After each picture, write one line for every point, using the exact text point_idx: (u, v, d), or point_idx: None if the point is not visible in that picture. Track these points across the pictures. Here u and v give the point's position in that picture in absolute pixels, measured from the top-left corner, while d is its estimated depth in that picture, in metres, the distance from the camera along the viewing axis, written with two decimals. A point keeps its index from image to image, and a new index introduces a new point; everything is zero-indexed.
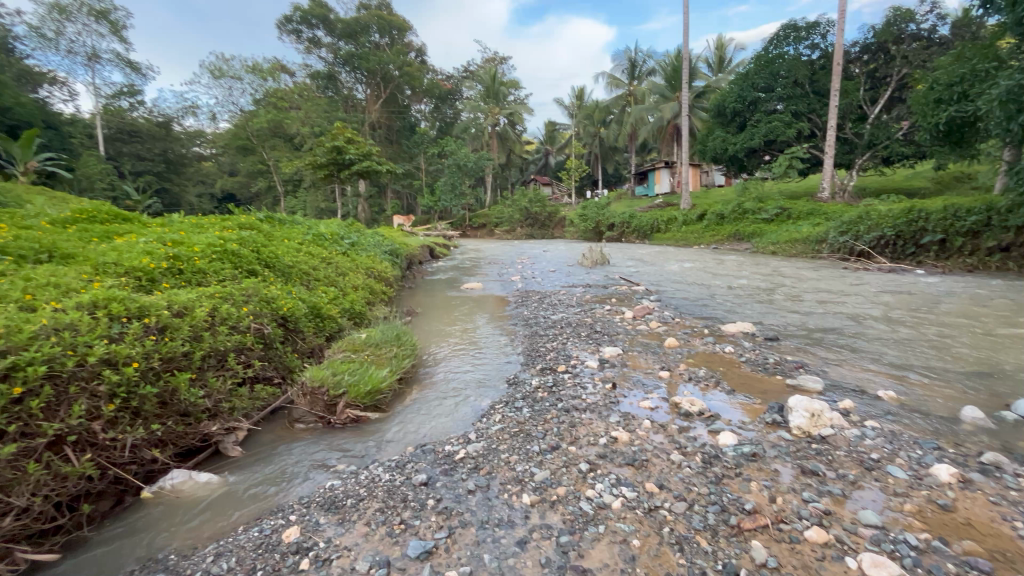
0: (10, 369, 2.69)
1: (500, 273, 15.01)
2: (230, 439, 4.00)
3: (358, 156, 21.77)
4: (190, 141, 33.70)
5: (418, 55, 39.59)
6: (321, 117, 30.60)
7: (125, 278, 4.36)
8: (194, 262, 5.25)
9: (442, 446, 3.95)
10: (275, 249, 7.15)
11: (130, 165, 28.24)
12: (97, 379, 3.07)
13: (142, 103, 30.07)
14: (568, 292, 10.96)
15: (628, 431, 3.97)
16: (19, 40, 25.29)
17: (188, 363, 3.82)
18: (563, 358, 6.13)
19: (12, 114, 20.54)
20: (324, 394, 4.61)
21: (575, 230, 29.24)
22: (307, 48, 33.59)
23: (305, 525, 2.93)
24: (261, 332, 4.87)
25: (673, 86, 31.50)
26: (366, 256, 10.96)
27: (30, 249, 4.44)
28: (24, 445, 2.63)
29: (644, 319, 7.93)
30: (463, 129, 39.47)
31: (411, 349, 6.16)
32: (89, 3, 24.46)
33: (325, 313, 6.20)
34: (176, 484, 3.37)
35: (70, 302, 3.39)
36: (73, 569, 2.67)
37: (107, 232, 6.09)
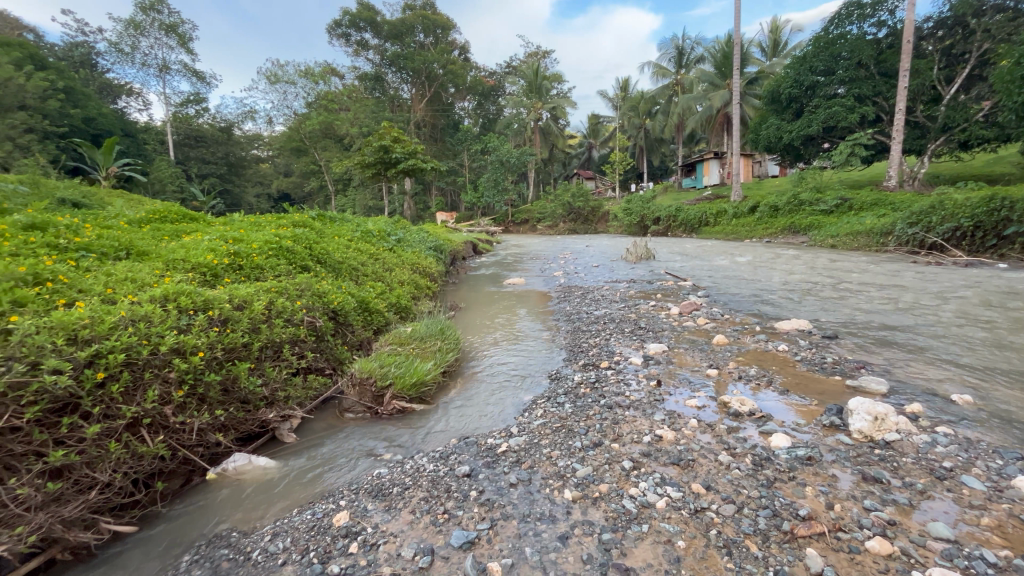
0: (96, 356, 2.96)
1: (542, 268, 14.98)
2: (285, 426, 4.23)
3: (404, 155, 22.31)
4: (249, 144, 35.67)
5: (462, 53, 40.02)
6: (368, 118, 31.54)
7: (192, 273, 4.69)
8: (252, 258, 5.57)
9: (485, 438, 3.99)
10: (326, 246, 7.46)
11: (197, 168, 30.28)
12: (168, 366, 3.32)
13: (206, 109, 31.63)
14: (612, 288, 10.78)
15: (674, 429, 3.87)
16: (101, 56, 27.53)
17: (247, 353, 4.06)
18: (606, 354, 6.04)
19: (96, 124, 22.53)
20: (372, 385, 4.77)
21: (619, 224, 28.76)
22: (356, 51, 34.65)
23: (353, 510, 3.04)
24: (313, 325, 5.10)
25: (723, 73, 30.22)
26: (412, 252, 11.24)
27: (111, 246, 4.85)
28: (107, 426, 2.89)
29: (691, 315, 7.70)
30: (506, 124, 39.60)
31: (454, 343, 6.26)
32: (160, 18, 26.23)
33: (373, 307, 6.41)
34: (237, 466, 3.59)
35: (144, 296, 3.67)
36: (148, 541, 2.92)
37: (177, 231, 6.56)
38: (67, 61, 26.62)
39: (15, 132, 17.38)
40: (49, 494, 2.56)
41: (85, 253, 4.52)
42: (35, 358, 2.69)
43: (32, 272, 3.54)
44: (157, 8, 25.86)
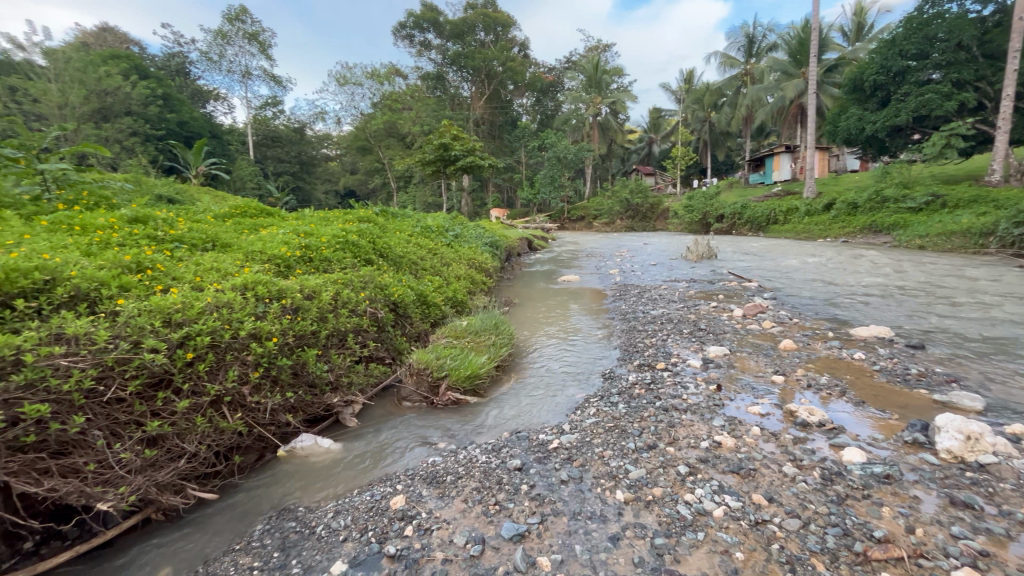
0: (186, 337, 3.26)
1: (598, 266, 14.78)
2: (348, 410, 4.45)
3: (463, 152, 22.71)
4: (319, 143, 37.73)
5: (522, 50, 40.14)
6: (429, 117, 32.37)
7: (268, 264, 5.04)
8: (321, 251, 5.90)
9: (537, 434, 4.01)
10: (389, 241, 7.78)
11: (273, 167, 32.41)
12: (246, 349, 3.60)
13: (282, 111, 33.61)
14: (670, 287, 10.45)
15: (734, 436, 3.70)
16: (193, 64, 30.03)
17: (315, 340, 4.31)
18: (662, 355, 5.88)
19: (189, 127, 24.80)
20: (428, 375, 4.94)
21: (679, 221, 27.72)
22: (419, 51, 35.63)
23: (409, 495, 3.16)
24: (375, 316, 5.34)
25: (799, 61, 28.30)
26: (468, 247, 11.45)
27: (200, 239, 5.31)
28: (194, 402, 3.18)
29: (755, 318, 7.32)
30: (564, 120, 39.26)
31: (508, 338, 6.33)
32: (244, 27, 28.19)
33: (431, 300, 6.60)
34: (305, 446, 3.83)
35: (227, 284, 4.00)
36: (225, 508, 3.18)
37: (256, 225, 7.06)
38: (165, 70, 29.28)
39: (122, 136, 19.40)
40: (146, 459, 2.87)
41: (179, 244, 4.98)
42: (137, 337, 3.01)
43: (136, 260, 3.96)
44: (242, 18, 27.86)
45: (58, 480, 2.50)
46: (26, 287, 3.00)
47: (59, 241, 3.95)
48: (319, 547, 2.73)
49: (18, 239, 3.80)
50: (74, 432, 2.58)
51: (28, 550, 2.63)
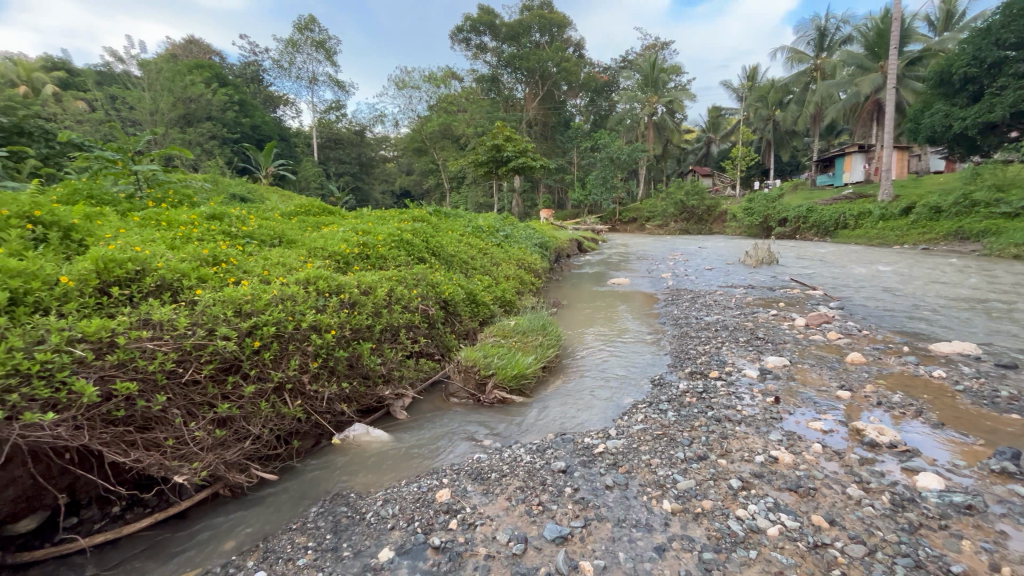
0: (254, 326, 3.48)
1: (649, 269, 14.40)
2: (399, 403, 4.60)
3: (515, 153, 22.80)
4: (377, 145, 39.19)
5: (577, 50, 39.83)
6: (483, 119, 32.84)
7: (328, 260, 5.31)
8: (378, 249, 6.13)
9: (582, 437, 3.97)
10: (442, 240, 7.96)
11: (334, 168, 33.99)
12: (307, 340, 3.80)
13: (345, 115, 35.22)
14: (726, 293, 10.04)
15: (792, 452, 3.51)
16: (266, 72, 32.02)
17: (370, 334, 4.49)
18: (715, 364, 5.66)
19: (260, 131, 26.56)
20: (476, 372, 5.02)
21: (737, 225, 26.49)
22: (475, 54, 36.14)
23: (454, 489, 3.23)
24: (426, 313, 5.48)
25: (877, 54, 26.33)
26: (518, 248, 11.54)
27: (268, 235, 5.66)
28: (259, 387, 3.39)
29: (819, 328, 6.90)
30: (618, 120, 38.57)
31: (555, 339, 6.33)
32: (312, 36, 29.73)
33: (480, 299, 6.69)
34: (357, 435, 3.99)
35: (292, 278, 4.24)
36: (283, 490, 3.37)
37: (318, 223, 7.45)
38: (242, 78, 31.45)
39: (203, 139, 21.02)
40: (217, 439, 3.09)
41: (250, 240, 5.34)
42: (211, 326, 3.25)
43: (212, 254, 4.28)
44: (310, 27, 29.41)
45: (141, 452, 2.74)
46: (120, 276, 3.32)
47: (149, 235, 4.35)
48: (368, 533, 2.84)
49: (116, 232, 4.21)
50: (157, 409, 2.84)
51: (115, 514, 2.92)
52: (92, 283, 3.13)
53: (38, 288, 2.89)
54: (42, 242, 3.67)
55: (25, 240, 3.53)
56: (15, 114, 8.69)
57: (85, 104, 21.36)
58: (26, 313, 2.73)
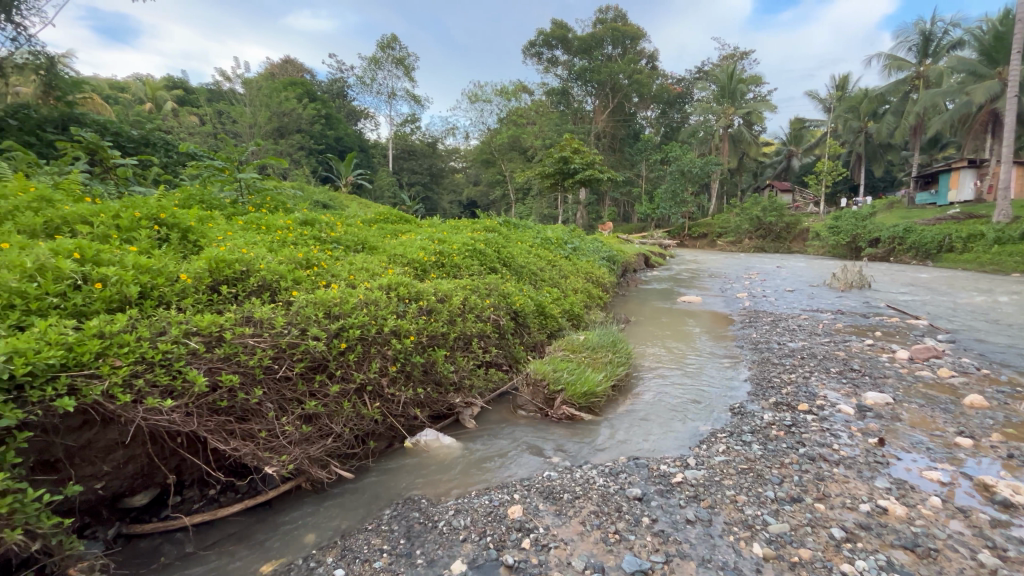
0: (342, 328, 3.64)
1: (723, 288, 13.67)
2: (467, 412, 4.62)
3: (583, 165, 22.54)
4: (448, 156, 40.56)
5: (650, 62, 39.07)
6: (552, 131, 33.00)
7: (407, 267, 5.49)
8: (452, 257, 6.28)
9: (658, 464, 3.77)
10: (512, 251, 8.02)
11: (407, 178, 35.58)
12: (387, 344, 3.92)
13: (419, 127, 36.78)
14: (811, 318, 9.28)
15: (905, 505, 3.10)
16: (351, 88, 34.21)
17: (444, 341, 4.56)
18: (804, 395, 5.20)
19: (343, 142, 28.48)
20: (545, 387, 4.97)
21: (820, 244, 24.54)
22: (546, 68, 36.45)
23: (527, 507, 3.16)
24: (497, 323, 5.52)
25: (995, 59, 23.63)
26: (586, 261, 11.37)
27: (353, 241, 5.95)
28: (343, 388, 3.52)
29: (926, 364, 6.15)
30: (691, 133, 37.32)
31: (626, 357, 6.13)
32: (393, 54, 31.37)
33: (549, 312, 6.64)
34: (427, 440, 4.04)
35: (375, 284, 4.42)
36: (358, 488, 3.46)
37: (397, 231, 7.76)
38: (329, 93, 33.88)
39: (293, 150, 22.86)
40: (303, 434, 3.23)
41: (337, 245, 5.65)
42: (305, 326, 3.44)
43: (306, 257, 4.56)
44: (392, 46, 30.99)
45: (239, 441, 2.92)
46: (229, 275, 3.61)
47: (252, 238, 4.71)
48: (440, 542, 2.84)
49: (225, 234, 4.61)
50: (253, 402, 3.01)
51: (212, 496, 3.12)
52: (205, 281, 3.42)
53: (162, 284, 3.20)
54: (166, 242, 4.10)
55: (152, 240, 3.94)
56: (144, 128, 9.93)
57: (197, 119, 23.94)
58: (152, 306, 3.03)
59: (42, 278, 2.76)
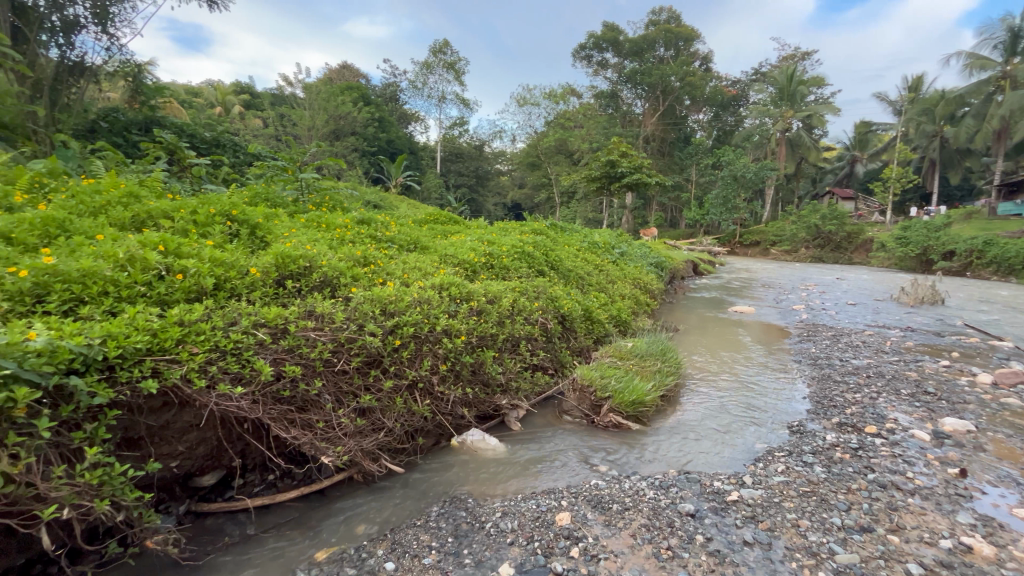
0: (396, 325, 3.73)
1: (777, 299, 13.03)
2: (513, 414, 4.60)
3: (630, 169, 22.03)
4: (494, 159, 40.95)
5: (704, 63, 37.90)
6: (599, 134, 32.61)
7: (457, 267, 5.57)
8: (502, 259, 6.30)
9: (711, 480, 3.61)
10: (560, 254, 7.97)
11: (454, 180, 36.16)
12: (439, 343, 3.98)
13: (467, 130, 37.29)
14: (877, 334, 8.67)
15: (993, 544, 2.82)
16: (403, 92, 35.15)
17: (492, 342, 4.57)
18: (871, 418, 4.84)
19: (394, 145, 29.47)
20: (592, 393, 4.87)
21: (886, 255, 22.89)
22: (595, 71, 36.07)
23: (575, 514, 3.12)
24: (545, 326, 5.49)
25: None
26: (633, 266, 11.12)
27: (406, 240, 6.08)
28: (395, 384, 3.59)
29: (1011, 390, 5.60)
30: (745, 137, 35.85)
31: (676, 367, 5.93)
32: (444, 58, 31.96)
33: (596, 317, 6.52)
34: (474, 440, 4.05)
35: (428, 282, 4.50)
36: (406, 483, 3.52)
37: (446, 232, 7.88)
38: (382, 97, 34.96)
39: (348, 152, 23.76)
40: (357, 426, 3.32)
41: (392, 243, 5.79)
42: (362, 321, 3.54)
43: (364, 255, 4.70)
44: (444, 50, 31.57)
45: (299, 430, 3.03)
46: (294, 270, 3.78)
47: (313, 234, 4.91)
48: (487, 544, 2.84)
49: (289, 232, 4.81)
50: (312, 393, 3.13)
51: (271, 481, 3.26)
52: (272, 275, 3.59)
53: (235, 277, 3.38)
54: (236, 236, 4.32)
55: (225, 234, 4.18)
56: (216, 130, 10.58)
57: (261, 122, 25.25)
58: (225, 297, 3.21)
59: (132, 267, 2.99)
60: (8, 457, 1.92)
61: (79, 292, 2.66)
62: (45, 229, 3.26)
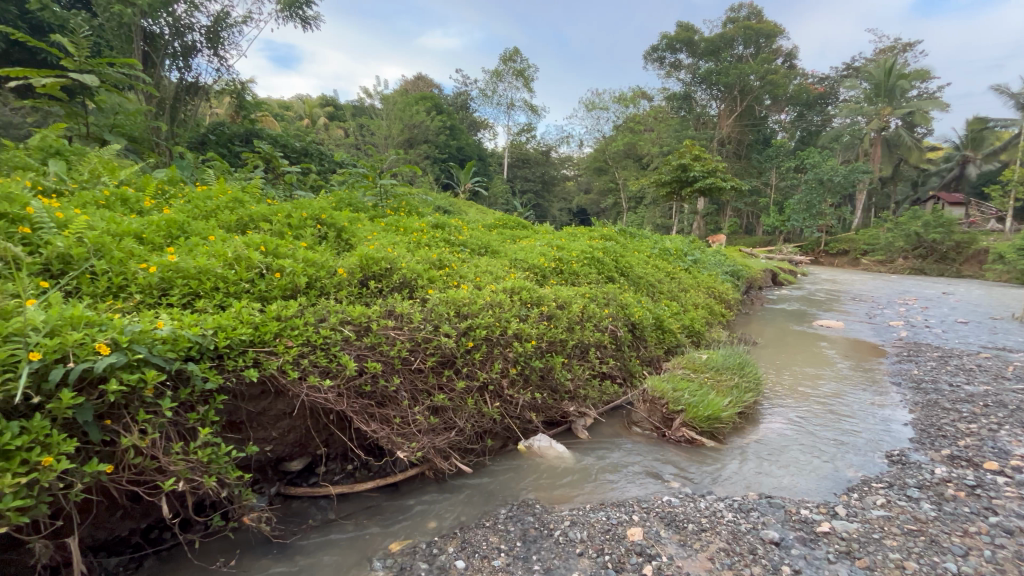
0: (470, 327, 3.83)
1: (870, 314, 11.88)
2: (581, 421, 4.50)
3: (704, 173, 21.06)
4: (561, 164, 40.92)
5: (788, 61, 35.53)
6: (671, 138, 31.56)
7: (528, 272, 5.62)
8: (571, 264, 6.27)
9: (798, 507, 3.34)
10: (630, 260, 7.78)
11: (521, 186, 36.55)
12: (509, 347, 4.03)
13: (534, 136, 37.53)
14: (996, 358, 7.62)
15: None
16: (473, 100, 36.09)
17: (562, 348, 4.55)
18: (991, 452, 4.25)
19: (464, 152, 30.43)
20: (663, 406, 4.69)
21: (1003, 268, 20.13)
22: (668, 73, 34.90)
23: (647, 530, 3.00)
24: (615, 334, 5.37)
25: None
26: (707, 275, 10.61)
27: (478, 244, 6.20)
28: (467, 384, 3.67)
29: None
30: (833, 138, 32.70)
31: (754, 382, 5.56)
32: (514, 66, 32.41)
33: (667, 326, 6.29)
34: (541, 446, 4.02)
35: (499, 286, 4.58)
36: (474, 485, 3.55)
37: (516, 236, 7.96)
38: (454, 106, 36.14)
39: (421, 159, 24.73)
40: (431, 424, 3.41)
41: (464, 247, 5.95)
42: (438, 322, 3.68)
43: (439, 258, 4.87)
44: (514, 58, 32.00)
45: (378, 424, 3.17)
46: (377, 271, 3.98)
47: (393, 238, 5.15)
48: (556, 552, 2.81)
49: (371, 235, 5.08)
50: (391, 389, 3.26)
51: (350, 471, 3.43)
52: (356, 275, 3.81)
53: (325, 276, 3.62)
54: (325, 238, 4.64)
55: (315, 237, 4.50)
56: (305, 140, 11.41)
57: (342, 132, 26.92)
58: (316, 295, 3.44)
59: (238, 266, 3.29)
60: (137, 431, 2.17)
61: (196, 287, 2.97)
62: (168, 229, 3.68)
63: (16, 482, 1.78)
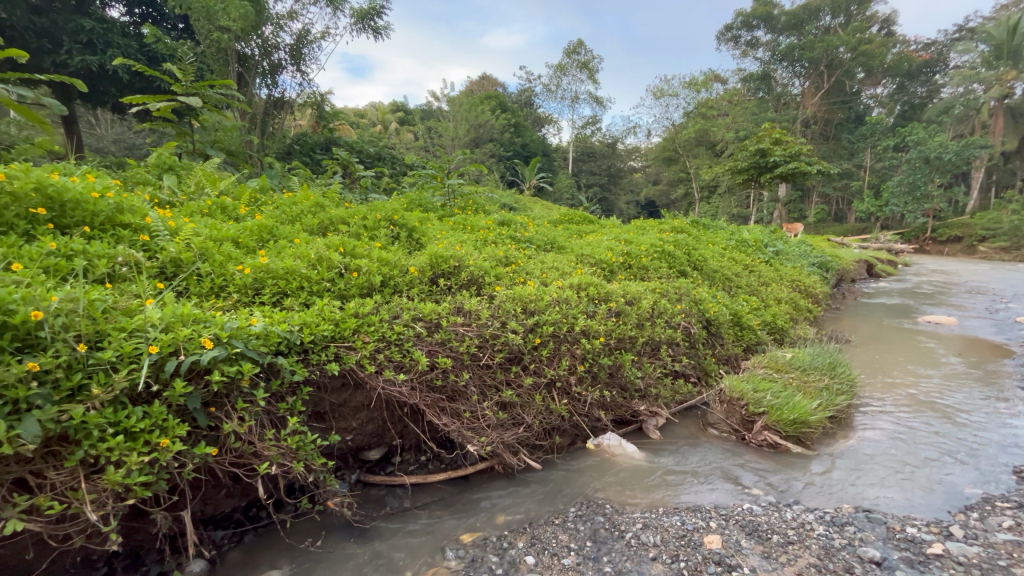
0: (536, 324, 3.85)
1: (990, 308, 10.44)
2: (652, 421, 4.35)
3: (786, 157, 19.47)
4: (628, 156, 39.77)
5: (884, 28, 31.99)
6: (748, 122, 29.51)
7: (595, 267, 5.53)
8: (641, 258, 6.07)
9: (902, 524, 3.01)
10: (704, 253, 7.40)
11: (586, 179, 35.92)
12: (577, 343, 3.98)
13: (599, 128, 36.71)
14: None
15: None
16: (537, 96, 35.99)
17: (631, 345, 4.42)
18: None
19: (529, 148, 30.63)
20: (742, 407, 4.41)
21: None
22: (743, 53, 32.50)
23: (726, 539, 2.84)
24: (688, 331, 5.13)
25: None
26: (791, 267, 9.84)
27: (544, 240, 6.19)
28: (534, 380, 3.67)
29: None
30: (941, 110, 29.01)
31: (849, 384, 5.07)
32: (577, 58, 31.84)
33: (746, 323, 5.90)
34: (610, 444, 3.94)
35: (565, 283, 4.55)
36: (543, 481, 3.55)
37: (583, 232, 7.83)
38: (518, 103, 36.31)
39: (487, 157, 25.06)
40: (499, 419, 3.45)
41: (530, 243, 5.95)
42: (505, 319, 3.72)
43: (505, 255, 4.91)
44: (577, 51, 31.44)
45: (449, 418, 3.25)
46: (446, 269, 4.09)
47: (460, 236, 5.27)
48: (628, 554, 2.73)
49: (440, 234, 5.22)
50: (460, 384, 3.33)
51: (423, 461, 3.55)
52: (427, 273, 3.93)
53: (397, 275, 3.78)
54: (397, 238, 4.84)
55: (388, 237, 4.70)
56: (378, 145, 11.97)
57: (412, 135, 27.92)
58: (390, 293, 3.60)
59: (320, 266, 3.52)
60: (237, 418, 2.38)
61: (284, 287, 3.23)
62: (260, 234, 4.01)
63: (142, 460, 2.02)
